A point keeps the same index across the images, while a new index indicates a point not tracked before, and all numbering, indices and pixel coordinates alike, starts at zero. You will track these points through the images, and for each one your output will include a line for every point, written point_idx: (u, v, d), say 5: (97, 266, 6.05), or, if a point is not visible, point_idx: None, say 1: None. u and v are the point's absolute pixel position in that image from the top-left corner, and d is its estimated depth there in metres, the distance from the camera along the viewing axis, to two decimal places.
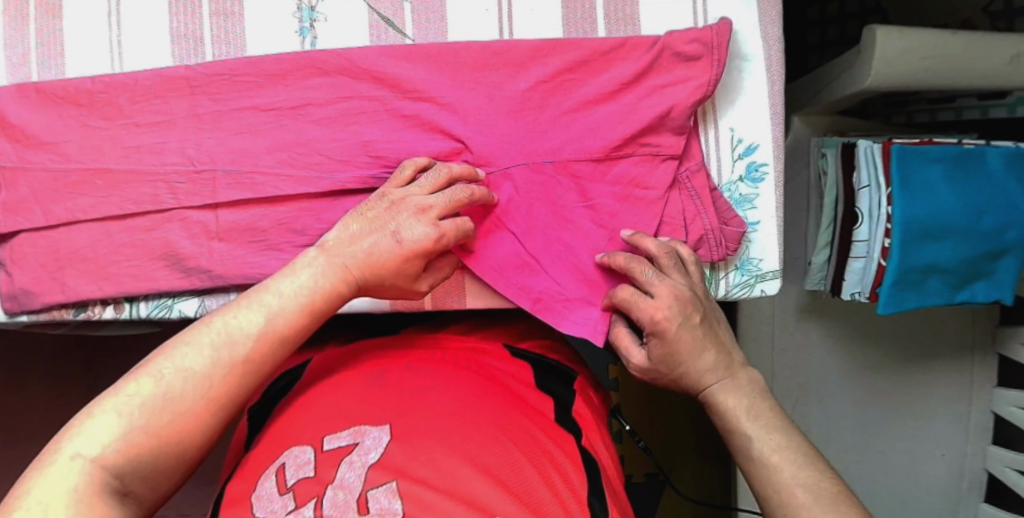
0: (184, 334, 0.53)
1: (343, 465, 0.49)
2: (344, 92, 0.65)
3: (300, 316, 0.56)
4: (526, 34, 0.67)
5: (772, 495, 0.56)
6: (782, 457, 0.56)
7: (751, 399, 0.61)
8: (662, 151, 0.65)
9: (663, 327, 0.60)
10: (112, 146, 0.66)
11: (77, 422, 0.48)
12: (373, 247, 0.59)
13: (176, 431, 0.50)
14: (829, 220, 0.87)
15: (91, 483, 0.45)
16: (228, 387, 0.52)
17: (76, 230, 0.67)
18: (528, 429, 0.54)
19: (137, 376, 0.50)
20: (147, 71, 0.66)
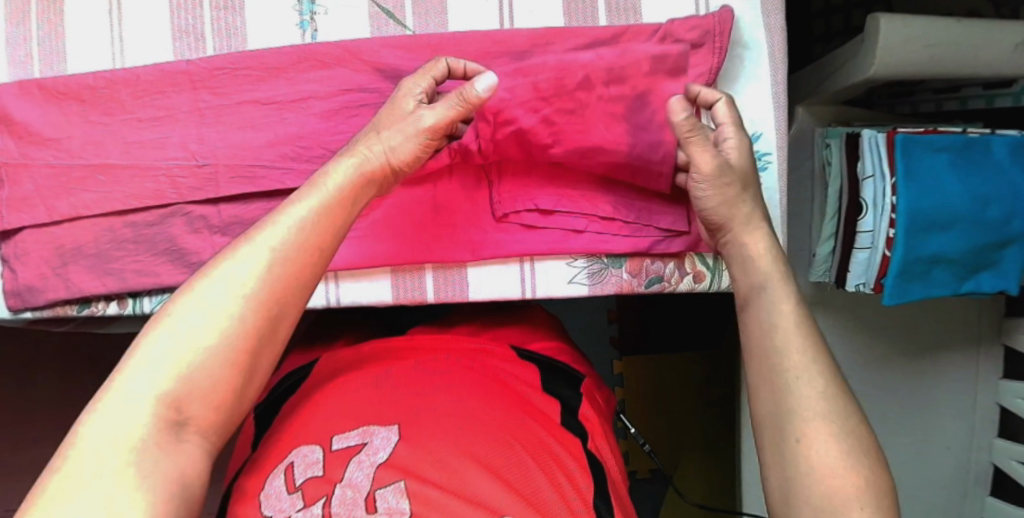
0: (205, 267, 0.50)
1: (351, 464, 0.49)
2: (345, 84, 0.65)
3: (331, 206, 0.54)
4: (527, 23, 0.66)
5: (786, 355, 0.51)
6: (804, 327, 0.52)
7: (782, 256, 0.57)
8: None
9: (733, 147, 0.61)
10: (114, 141, 0.67)
11: (124, 361, 0.46)
12: (388, 116, 0.59)
13: (233, 349, 0.48)
14: (834, 210, 0.87)
15: (152, 421, 0.44)
16: (276, 287, 0.50)
17: (80, 225, 0.68)
18: (534, 429, 0.54)
19: (179, 303, 0.48)
20: (149, 66, 0.66)
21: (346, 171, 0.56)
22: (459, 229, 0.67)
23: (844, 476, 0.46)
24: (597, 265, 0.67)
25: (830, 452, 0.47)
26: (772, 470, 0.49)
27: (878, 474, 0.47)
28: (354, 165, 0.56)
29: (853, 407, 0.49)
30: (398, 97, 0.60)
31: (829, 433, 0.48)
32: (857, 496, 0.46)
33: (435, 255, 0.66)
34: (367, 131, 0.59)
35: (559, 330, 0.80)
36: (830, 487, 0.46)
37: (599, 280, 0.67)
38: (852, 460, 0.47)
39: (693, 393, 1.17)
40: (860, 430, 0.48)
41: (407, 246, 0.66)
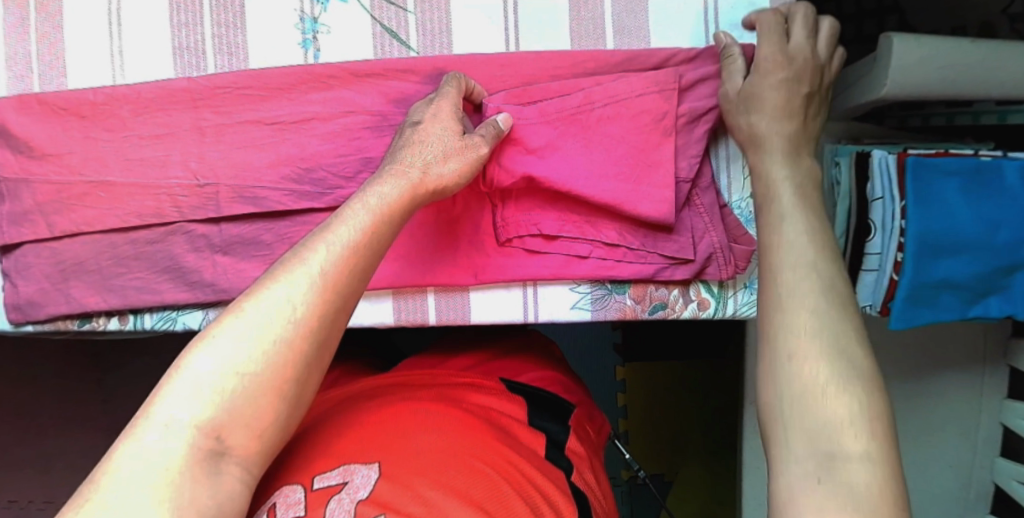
0: (248, 291, 0.50)
1: (332, 503, 0.50)
2: (347, 106, 0.64)
3: (380, 226, 0.55)
4: (532, 45, 0.65)
5: (780, 282, 0.51)
6: (806, 251, 0.52)
7: (805, 181, 0.58)
8: (680, 179, 0.64)
9: (761, 72, 0.60)
10: (114, 158, 0.66)
11: (171, 380, 0.46)
12: (429, 137, 0.58)
13: (273, 374, 0.48)
14: (841, 231, 0.86)
15: (191, 450, 0.44)
16: (322, 316, 0.50)
17: (81, 241, 0.67)
18: (518, 463, 0.57)
19: (221, 329, 0.48)
20: (150, 84, 0.65)
21: (389, 192, 0.55)
22: (461, 253, 0.66)
23: (834, 401, 0.45)
24: (600, 291, 0.66)
25: (817, 375, 0.46)
26: (763, 396, 0.47)
27: (873, 399, 0.45)
28: (400, 187, 0.56)
29: (853, 336, 0.47)
30: (434, 114, 0.59)
31: (818, 355, 0.47)
32: (850, 422, 0.44)
33: (438, 277, 0.66)
34: (407, 154, 0.58)
35: (547, 356, 0.83)
36: (820, 412, 0.45)
37: (602, 306, 0.67)
38: (847, 385, 0.45)
39: (697, 405, 1.16)
40: (858, 358, 0.47)
41: (408, 271, 0.66)
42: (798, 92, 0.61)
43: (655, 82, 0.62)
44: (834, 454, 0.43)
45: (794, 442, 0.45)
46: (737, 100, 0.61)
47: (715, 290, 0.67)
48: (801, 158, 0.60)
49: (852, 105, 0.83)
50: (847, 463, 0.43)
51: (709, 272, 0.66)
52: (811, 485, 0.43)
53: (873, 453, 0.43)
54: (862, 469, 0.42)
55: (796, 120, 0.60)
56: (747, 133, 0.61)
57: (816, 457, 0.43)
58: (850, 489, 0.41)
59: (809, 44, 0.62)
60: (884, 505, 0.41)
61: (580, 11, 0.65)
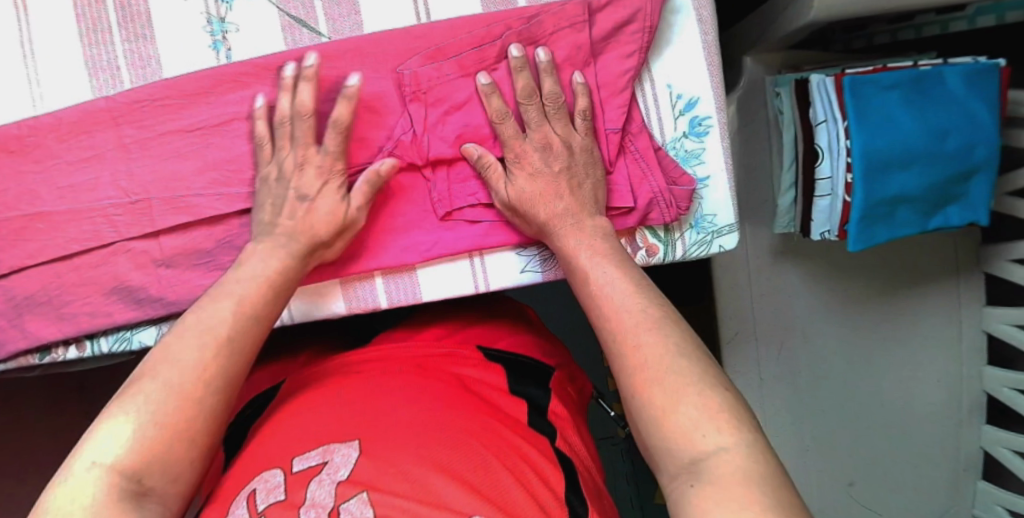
0: (149, 359, 0.53)
1: (312, 485, 0.54)
2: (267, 102, 0.64)
3: (270, 284, 0.59)
4: (443, 14, 0.65)
5: (605, 324, 0.54)
6: (621, 287, 0.55)
7: (605, 244, 0.60)
8: (608, 128, 0.63)
9: (518, 157, 0.62)
10: (46, 188, 0.66)
11: (96, 431, 0.49)
12: (302, 179, 0.62)
13: (184, 417, 0.50)
14: (791, 161, 0.86)
15: (107, 488, 0.46)
16: (224, 367, 0.53)
17: (27, 275, 0.67)
18: (500, 436, 0.60)
19: (139, 383, 0.51)
20: (69, 108, 0.65)
21: (274, 259, 0.60)
22: (402, 234, 0.65)
23: (680, 413, 0.47)
24: (548, 251, 0.66)
25: (657, 395, 0.48)
26: (633, 429, 0.50)
27: (717, 395, 0.47)
28: (285, 253, 0.61)
29: (682, 344, 0.50)
30: (320, 185, 0.62)
31: (654, 377, 0.49)
32: (698, 422, 0.46)
33: (382, 261, 0.65)
34: (285, 223, 0.62)
35: (521, 321, 0.84)
36: (670, 426, 0.47)
37: (551, 266, 0.66)
38: (685, 387, 0.48)
39: None
40: (686, 362, 0.49)
41: (353, 259, 0.65)
42: (561, 167, 0.62)
43: (567, 18, 0.61)
44: (693, 458, 0.45)
45: (663, 461, 0.47)
46: (512, 206, 0.62)
47: (662, 235, 0.66)
48: (588, 221, 0.61)
49: (783, 34, 0.82)
50: (706, 464, 0.45)
51: (653, 218, 0.64)
52: (687, 492, 0.45)
53: (725, 444, 0.45)
54: (723, 462, 0.44)
55: (570, 196, 0.61)
56: (531, 222, 0.62)
57: (682, 468, 0.46)
58: (714, 485, 0.43)
59: (565, 125, 0.62)
60: (753, 485, 0.43)
61: None
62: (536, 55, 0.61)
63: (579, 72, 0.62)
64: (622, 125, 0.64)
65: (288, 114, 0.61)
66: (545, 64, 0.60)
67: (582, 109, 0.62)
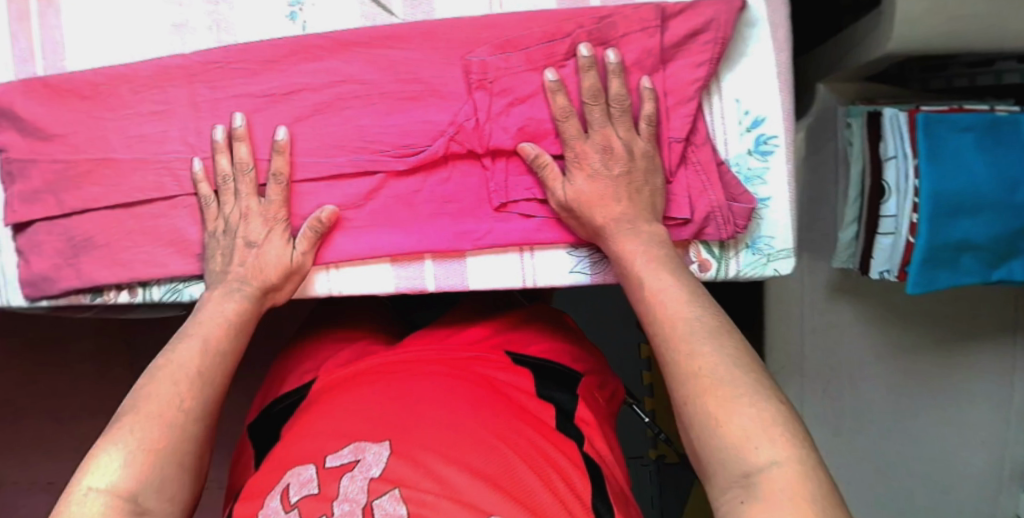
0: (127, 404, 0.56)
1: (345, 479, 0.55)
2: (337, 76, 0.64)
3: (229, 328, 0.64)
4: (516, 5, 0.65)
5: (658, 332, 0.54)
6: (674, 294, 0.56)
7: (663, 249, 0.59)
8: (672, 138, 0.62)
9: (579, 157, 0.62)
10: (116, 136, 0.67)
11: (88, 464, 0.52)
12: (247, 230, 0.65)
13: (170, 441, 0.54)
14: (856, 194, 0.82)
15: (108, 510, 0.49)
16: (197, 400, 0.58)
17: (88, 217, 0.69)
18: (528, 437, 0.60)
19: (121, 421, 0.55)
20: (147, 62, 0.67)
21: (231, 304, 0.64)
22: (456, 220, 0.65)
23: (733, 424, 0.47)
24: (598, 256, 0.66)
25: (711, 406, 0.48)
26: (684, 438, 0.51)
27: (771, 409, 0.47)
28: (242, 299, 0.65)
29: (736, 357, 0.51)
30: (267, 233, 0.65)
31: (708, 388, 0.49)
32: (750, 435, 0.46)
33: (432, 243, 0.65)
34: (236, 269, 0.66)
35: (555, 325, 0.83)
36: (722, 437, 0.47)
37: (600, 270, 0.66)
38: (738, 399, 0.48)
39: None
40: (740, 374, 0.49)
41: (403, 239, 0.65)
42: (619, 172, 0.61)
43: (638, 22, 0.61)
44: (746, 471, 0.46)
45: (715, 472, 0.47)
46: (569, 207, 0.62)
47: (716, 251, 0.65)
48: (644, 227, 0.61)
49: (859, 63, 0.80)
50: (759, 477, 0.45)
51: (708, 233, 0.63)
52: (738, 505, 0.45)
53: (779, 458, 0.45)
54: (778, 476, 0.44)
55: (628, 201, 0.61)
56: (590, 223, 0.62)
57: (734, 479, 0.46)
58: (767, 499, 0.43)
59: (629, 129, 0.61)
60: (806, 501, 0.43)
61: None
62: (606, 56, 0.60)
63: (648, 76, 0.61)
64: (688, 135, 0.63)
65: (229, 171, 0.65)
66: (614, 65, 0.60)
67: (648, 116, 0.61)
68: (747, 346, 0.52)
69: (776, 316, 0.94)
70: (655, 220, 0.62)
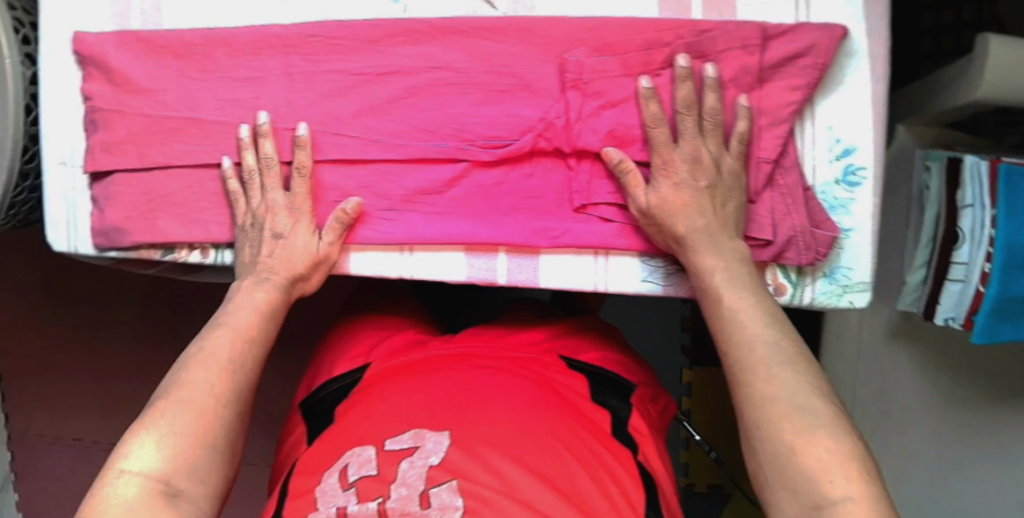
0: (161, 390, 0.59)
1: (403, 463, 0.55)
2: (431, 62, 0.64)
3: (261, 316, 0.66)
4: (619, 9, 0.64)
5: (734, 350, 0.54)
6: (754, 314, 0.55)
7: (743, 268, 0.59)
8: (762, 159, 0.61)
9: (666, 164, 0.60)
10: (207, 98, 0.68)
11: (124, 447, 0.54)
12: (274, 221, 0.67)
13: (201, 426, 0.56)
14: (928, 238, 0.82)
15: (146, 493, 0.52)
16: (229, 385, 0.60)
17: (170, 174, 0.70)
18: (585, 439, 0.59)
19: (157, 406, 0.57)
20: (246, 29, 0.67)
21: (260, 293, 0.66)
22: (534, 216, 0.65)
23: (807, 454, 0.46)
24: (674, 268, 0.65)
25: (786, 432, 0.48)
26: (750, 461, 0.50)
27: (848, 443, 0.47)
28: (269, 288, 0.67)
29: (813, 387, 0.50)
30: (293, 224, 0.67)
31: (783, 414, 0.48)
32: (825, 467, 0.45)
33: (508, 236, 0.65)
34: (265, 259, 0.68)
35: (605, 336, 0.83)
36: (795, 465, 0.46)
37: (674, 282, 0.65)
38: (815, 430, 0.47)
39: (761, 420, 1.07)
40: (818, 405, 0.49)
41: (481, 229, 0.65)
42: (703, 185, 0.60)
43: (739, 39, 0.60)
44: (816, 503, 0.45)
45: (783, 499, 0.47)
46: (649, 213, 0.61)
47: (793, 277, 0.64)
48: (725, 243, 0.60)
49: (944, 107, 0.79)
50: (831, 511, 0.44)
51: (787, 257, 0.62)
52: None
53: (853, 494, 0.44)
54: (851, 512, 0.44)
55: (712, 214, 0.60)
56: (668, 233, 0.61)
57: (803, 509, 0.45)
58: None
59: (719, 144, 0.61)
60: None
61: None
62: (704, 70, 0.59)
63: (745, 94, 0.60)
64: (777, 157, 0.61)
65: (255, 167, 0.67)
66: (710, 80, 0.59)
67: (739, 132, 0.60)
68: (823, 378, 0.52)
69: (831, 352, 0.94)
70: (739, 236, 0.61)
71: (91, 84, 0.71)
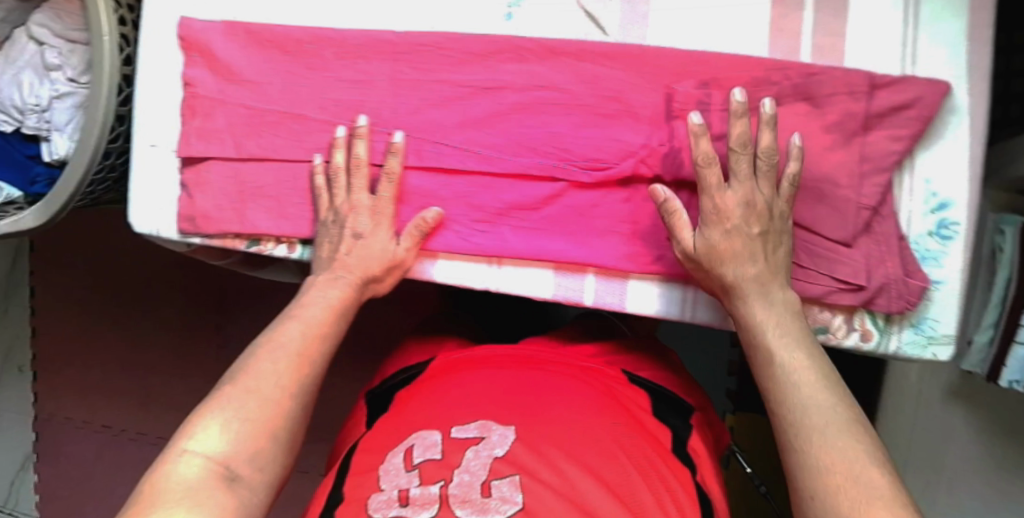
0: (231, 372, 0.57)
1: (469, 451, 0.55)
2: (538, 80, 0.65)
3: (337, 309, 0.64)
4: (732, 47, 0.63)
5: (786, 410, 0.51)
6: (808, 372, 0.52)
7: (795, 321, 0.57)
8: (863, 205, 0.62)
9: (717, 210, 0.58)
10: (310, 95, 0.69)
11: (191, 425, 0.53)
12: (357, 221, 0.66)
13: (266, 414, 0.55)
14: (998, 299, 0.82)
15: (206, 473, 0.50)
16: (299, 377, 0.58)
17: (265, 167, 0.70)
18: (647, 452, 0.59)
19: (226, 387, 0.56)
20: (357, 32, 0.68)
21: (336, 290, 0.65)
22: (626, 241, 0.65)
23: None
24: None
25: (843, 504, 0.45)
26: None
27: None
28: (343, 286, 0.65)
29: (870, 456, 0.47)
30: (374, 226, 0.67)
31: (840, 484, 0.46)
32: None
33: (599, 258, 0.65)
34: (342, 258, 0.66)
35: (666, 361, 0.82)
36: None
37: None
38: (875, 503, 0.44)
39: None
40: (877, 476, 0.46)
41: (574, 248, 0.66)
42: (755, 232, 0.58)
43: (846, 85, 0.61)
44: None
45: None
46: (697, 258, 0.60)
47: (880, 324, 0.64)
48: (777, 294, 0.58)
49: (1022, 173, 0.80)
50: None
51: (878, 304, 0.62)
52: None
53: None
54: None
55: (762, 260, 0.58)
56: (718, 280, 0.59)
57: None
58: None
59: (771, 187, 0.59)
60: None
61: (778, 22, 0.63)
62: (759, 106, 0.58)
63: (797, 133, 0.59)
64: (876, 203, 0.62)
65: (344, 167, 0.67)
66: (767, 115, 0.57)
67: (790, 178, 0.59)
68: (880, 445, 0.49)
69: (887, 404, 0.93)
70: (790, 286, 0.59)
71: (193, 70, 0.71)
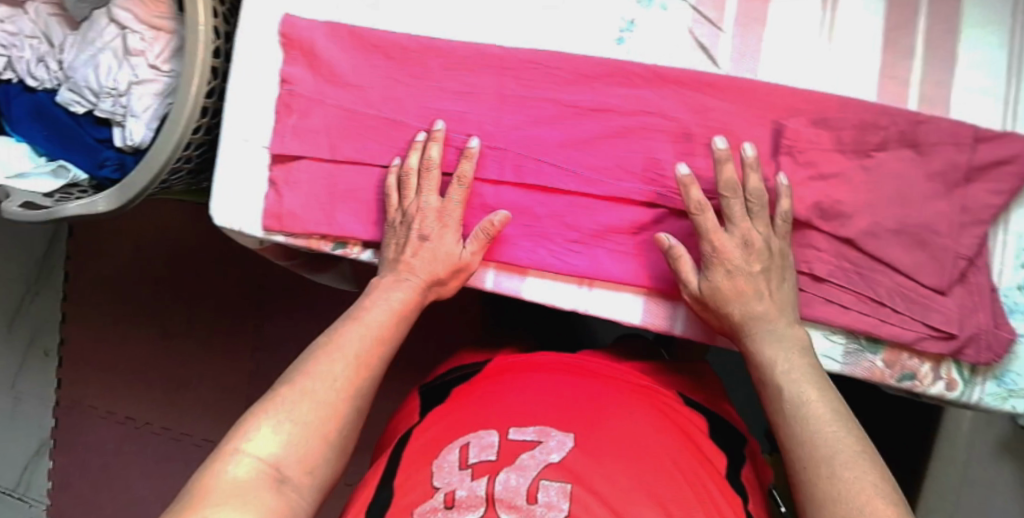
0: (289, 371, 0.57)
1: (524, 456, 0.55)
2: (646, 106, 0.65)
3: (396, 314, 0.63)
4: (842, 87, 0.64)
5: (796, 444, 0.52)
6: (822, 406, 0.53)
7: (805, 355, 0.58)
8: (960, 255, 0.62)
9: (718, 254, 0.61)
10: (412, 103, 0.69)
11: (245, 424, 0.53)
12: (424, 223, 0.66)
13: (319, 418, 0.54)
14: None
15: (258, 475, 0.50)
16: (355, 383, 0.57)
17: (359, 171, 0.71)
18: (707, 480, 0.57)
19: (284, 386, 0.55)
20: (465, 44, 0.68)
21: (400, 294, 0.65)
22: None
23: None
24: (854, 346, 0.65)
25: None
26: None
27: None
28: (407, 289, 0.65)
29: (878, 488, 0.47)
30: (440, 229, 0.66)
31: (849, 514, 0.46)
32: None
33: None
34: (408, 260, 0.66)
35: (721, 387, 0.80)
36: None
37: (853, 361, 0.65)
38: None
39: None
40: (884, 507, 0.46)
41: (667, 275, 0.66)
42: (756, 270, 0.60)
43: (952, 136, 0.61)
44: None
45: None
46: (706, 299, 0.62)
47: (965, 374, 0.65)
48: (787, 330, 0.60)
49: None
50: None
51: (966, 354, 0.63)
52: None
53: None
54: None
55: (768, 298, 0.61)
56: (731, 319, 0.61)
57: None
58: None
59: (766, 227, 0.61)
60: None
61: (890, 67, 0.64)
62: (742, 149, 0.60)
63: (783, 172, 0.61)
64: (973, 254, 0.62)
65: (416, 169, 0.67)
66: (750, 159, 0.60)
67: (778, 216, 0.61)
68: (890, 478, 0.48)
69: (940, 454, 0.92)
70: (797, 321, 0.61)
71: (292, 68, 0.71)
